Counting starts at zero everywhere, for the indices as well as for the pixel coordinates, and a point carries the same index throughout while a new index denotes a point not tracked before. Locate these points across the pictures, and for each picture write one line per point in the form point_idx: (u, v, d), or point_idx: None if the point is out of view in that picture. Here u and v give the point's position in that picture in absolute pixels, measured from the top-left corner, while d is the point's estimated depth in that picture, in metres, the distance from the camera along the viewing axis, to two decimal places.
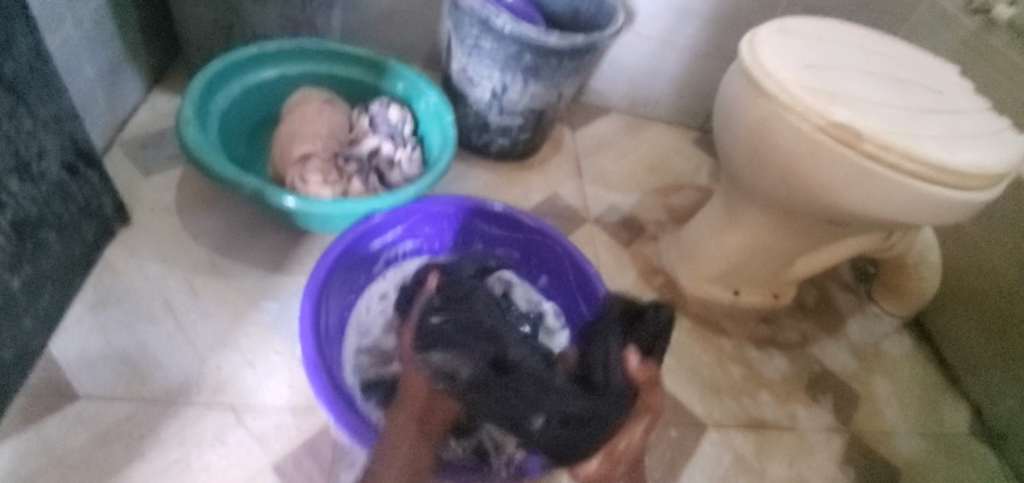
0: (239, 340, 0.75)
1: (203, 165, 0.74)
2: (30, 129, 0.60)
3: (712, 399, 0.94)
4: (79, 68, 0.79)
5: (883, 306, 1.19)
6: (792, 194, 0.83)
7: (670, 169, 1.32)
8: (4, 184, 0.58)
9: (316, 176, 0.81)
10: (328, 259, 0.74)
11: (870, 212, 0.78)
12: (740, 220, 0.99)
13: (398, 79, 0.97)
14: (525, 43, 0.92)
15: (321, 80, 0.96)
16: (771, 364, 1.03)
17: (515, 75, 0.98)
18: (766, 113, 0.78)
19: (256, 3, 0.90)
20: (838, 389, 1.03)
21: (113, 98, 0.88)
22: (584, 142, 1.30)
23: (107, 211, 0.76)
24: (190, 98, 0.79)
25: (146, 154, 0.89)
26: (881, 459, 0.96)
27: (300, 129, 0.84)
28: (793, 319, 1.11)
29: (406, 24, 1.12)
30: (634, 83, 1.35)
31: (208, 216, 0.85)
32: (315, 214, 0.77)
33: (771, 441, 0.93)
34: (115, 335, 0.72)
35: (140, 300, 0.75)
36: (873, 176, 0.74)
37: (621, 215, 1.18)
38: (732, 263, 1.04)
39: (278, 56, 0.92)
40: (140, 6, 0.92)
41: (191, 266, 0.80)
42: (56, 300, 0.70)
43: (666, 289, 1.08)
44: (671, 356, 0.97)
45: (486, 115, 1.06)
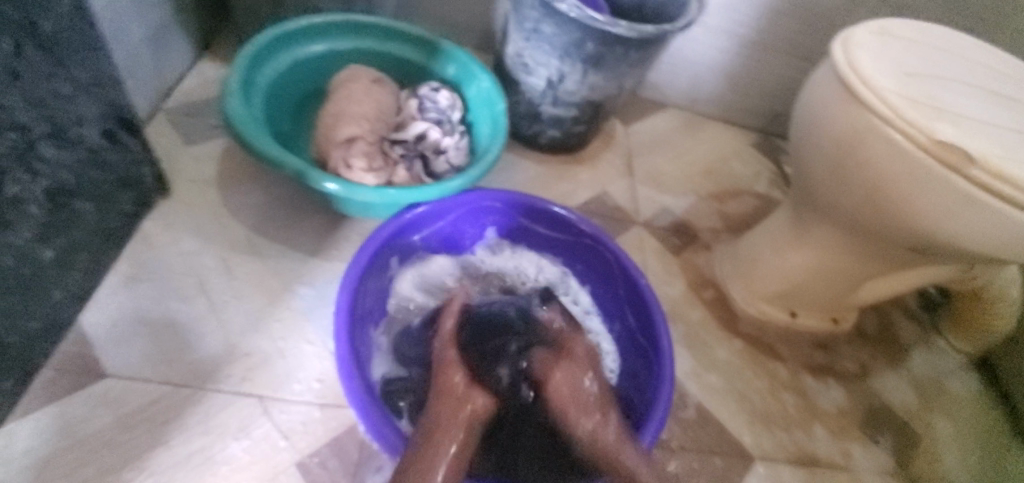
0: (270, 326, 0.72)
1: (244, 140, 0.70)
2: (67, 94, 0.57)
3: (761, 429, 0.87)
4: (126, 31, 0.76)
5: (949, 340, 1.09)
6: (875, 217, 0.74)
7: (727, 173, 1.23)
8: (39, 150, 0.55)
9: (360, 160, 0.76)
10: (368, 250, 0.69)
11: (968, 244, 0.70)
12: (807, 237, 0.91)
13: (450, 61, 0.92)
14: (590, 30, 0.84)
15: (371, 57, 0.92)
16: (826, 395, 0.95)
17: (574, 63, 0.91)
18: (857, 123, 0.69)
19: None
20: (896, 430, 0.95)
21: (160, 63, 0.85)
22: (638, 139, 1.22)
23: (146, 181, 0.74)
24: (237, 69, 0.75)
25: (190, 124, 0.87)
26: None
27: (346, 109, 0.80)
28: (851, 346, 1.03)
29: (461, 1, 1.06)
30: (696, 79, 1.27)
31: (247, 193, 0.82)
32: (356, 200, 0.73)
33: (822, 480, 0.85)
34: (146, 312, 0.70)
35: (173, 277, 0.73)
36: (981, 207, 0.65)
37: (672, 219, 1.10)
38: (791, 283, 0.96)
39: (327, 30, 0.88)
40: None
41: (226, 244, 0.77)
42: (89, 272, 0.68)
43: (715, 303, 1.01)
44: (720, 378, 0.91)
45: (539, 105, 1.00)
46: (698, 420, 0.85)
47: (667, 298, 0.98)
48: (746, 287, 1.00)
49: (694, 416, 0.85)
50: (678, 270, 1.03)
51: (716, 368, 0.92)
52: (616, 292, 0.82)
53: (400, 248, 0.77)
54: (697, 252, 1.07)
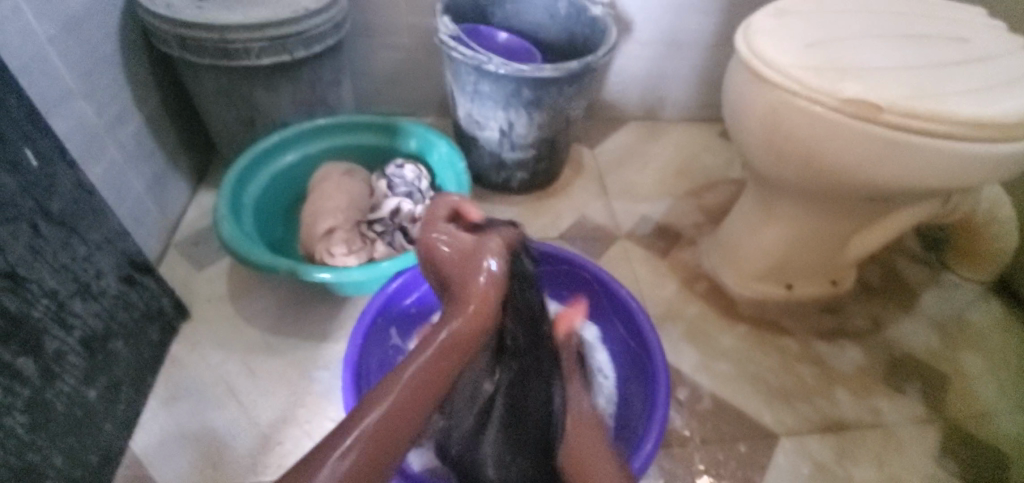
0: (296, 413, 0.79)
1: (241, 255, 0.78)
2: (85, 254, 0.67)
3: (782, 406, 0.88)
4: (127, 187, 0.88)
5: (959, 273, 1.09)
6: (819, 178, 0.79)
7: (699, 168, 1.28)
8: (68, 306, 0.65)
9: (341, 246, 0.85)
10: (364, 325, 0.76)
11: (908, 183, 0.74)
12: (776, 209, 0.95)
13: (410, 137, 1.02)
14: (520, 79, 0.92)
15: (340, 151, 1.02)
16: (841, 356, 0.96)
17: (518, 111, 0.99)
18: (773, 101, 0.75)
19: (268, 90, 0.94)
20: (922, 374, 0.94)
21: (162, 205, 0.97)
22: (605, 158, 1.29)
23: (167, 310, 0.83)
24: (224, 197, 0.85)
25: (198, 250, 0.98)
26: (984, 445, 0.87)
27: (321, 206, 0.89)
28: (857, 303, 1.04)
29: (413, 81, 1.17)
30: (647, 89, 1.34)
31: (258, 299, 0.91)
32: (348, 283, 0.80)
33: (854, 442, 0.85)
34: (187, 425, 0.77)
35: (204, 388, 0.81)
36: (902, 147, 0.69)
37: (653, 225, 1.15)
38: (777, 257, 0.99)
39: (297, 140, 0.98)
40: (173, 119, 1.01)
41: (245, 348, 0.85)
42: (132, 402, 0.76)
43: (711, 293, 1.04)
44: (730, 364, 0.93)
45: (500, 153, 1.08)
46: (716, 410, 0.87)
47: (663, 301, 1.01)
48: (735, 272, 1.03)
49: (712, 406, 0.87)
50: (668, 270, 1.07)
51: (724, 356, 0.94)
52: (603, 306, 0.87)
53: (395, 318, 0.84)
54: (684, 249, 1.11)
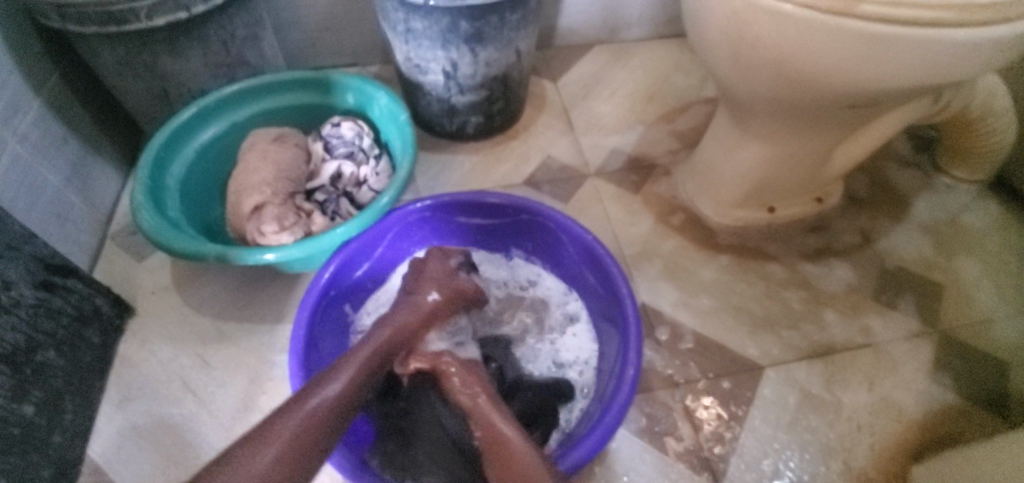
0: (257, 400, 0.76)
1: (163, 245, 0.72)
2: None
3: (766, 336, 0.84)
4: (41, 181, 0.80)
5: (953, 174, 1.03)
6: (793, 87, 0.70)
7: (672, 90, 1.18)
8: None
9: (272, 223, 0.77)
10: (308, 306, 0.71)
11: (894, 84, 0.65)
12: (750, 128, 0.86)
13: (346, 91, 0.92)
14: (454, 10, 0.82)
15: (272, 115, 0.93)
16: (828, 276, 0.91)
17: (460, 48, 0.88)
18: (735, 4, 0.65)
19: (176, 57, 0.84)
20: (914, 286, 0.90)
21: (90, 197, 0.90)
22: (570, 89, 1.18)
23: (105, 311, 0.78)
24: (141, 182, 0.77)
25: (136, 240, 0.91)
26: (980, 352, 0.83)
27: (247, 180, 0.81)
28: (845, 218, 0.98)
29: (346, 27, 1.06)
30: (609, 8, 1.21)
31: (205, 286, 0.85)
32: (293, 261, 0.74)
33: (843, 366, 0.81)
34: (143, 425, 0.74)
35: (157, 385, 0.77)
36: (889, 43, 0.60)
37: (625, 157, 1.07)
38: (755, 179, 0.92)
39: (220, 109, 0.89)
40: (83, 100, 0.91)
41: (198, 339, 0.81)
42: (81, 409, 0.73)
43: (690, 224, 0.97)
44: (712, 298, 0.88)
45: (449, 98, 0.98)
46: (698, 348, 0.82)
47: (638, 238, 0.95)
48: (714, 200, 0.97)
49: (694, 345, 0.82)
50: (642, 205, 1.00)
51: (706, 290, 0.88)
52: (569, 254, 0.82)
53: (347, 291, 0.79)
54: (659, 180, 1.03)
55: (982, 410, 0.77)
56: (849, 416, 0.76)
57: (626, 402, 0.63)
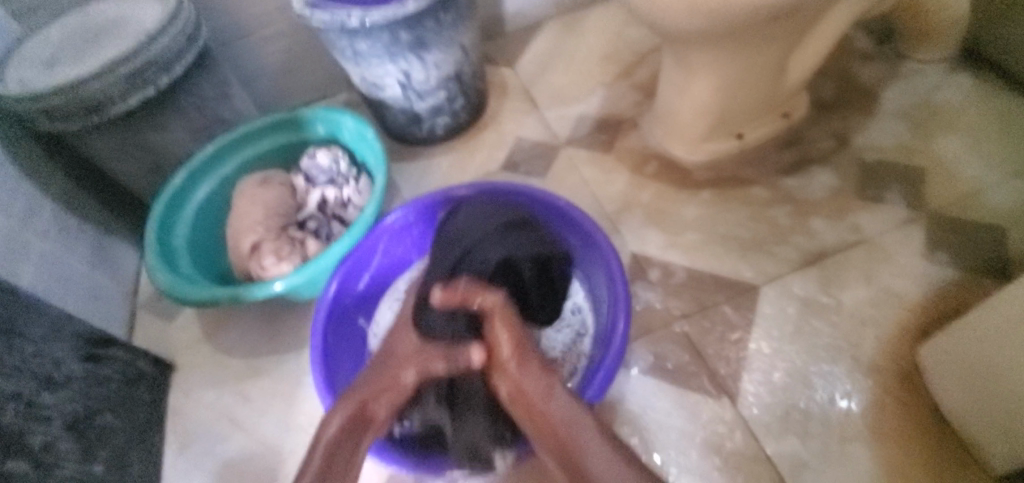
0: (298, 419, 0.83)
1: (183, 299, 0.79)
2: (31, 350, 0.68)
3: (757, 256, 0.86)
4: (69, 269, 0.89)
5: (918, 57, 1.02)
6: (713, 13, 0.73)
7: (627, 45, 1.20)
8: (36, 401, 0.67)
9: (271, 257, 0.83)
10: (319, 325, 0.77)
11: None
12: (695, 63, 0.89)
13: (315, 123, 0.99)
14: (391, 24, 0.86)
15: (254, 162, 0.99)
16: (810, 185, 0.92)
17: (407, 57, 0.93)
18: None
19: (156, 130, 0.91)
20: (898, 176, 0.90)
21: (112, 274, 0.98)
22: (529, 69, 1.21)
23: (148, 371, 0.86)
24: (151, 249, 0.84)
25: (163, 304, 0.99)
26: (973, 224, 0.84)
27: (242, 224, 0.87)
28: (817, 126, 0.99)
29: (305, 64, 1.12)
30: None
31: (231, 330, 0.93)
32: (299, 287, 0.81)
33: (836, 267, 0.83)
34: (205, 464, 0.81)
35: (209, 426, 0.84)
36: None
37: (593, 120, 1.10)
38: (716, 110, 0.94)
39: (206, 168, 0.96)
40: (87, 189, 1.00)
41: (235, 378, 0.88)
42: (147, 460, 0.80)
43: (666, 169, 0.99)
44: (699, 232, 0.90)
45: (412, 107, 1.03)
46: (693, 281, 0.85)
47: (618, 193, 0.98)
48: (683, 140, 0.99)
49: (689, 279, 0.85)
50: (617, 161, 1.02)
51: (691, 227, 0.91)
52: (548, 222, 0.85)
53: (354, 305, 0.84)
54: (629, 134, 1.06)
55: (979, 278, 0.80)
56: (851, 314, 0.79)
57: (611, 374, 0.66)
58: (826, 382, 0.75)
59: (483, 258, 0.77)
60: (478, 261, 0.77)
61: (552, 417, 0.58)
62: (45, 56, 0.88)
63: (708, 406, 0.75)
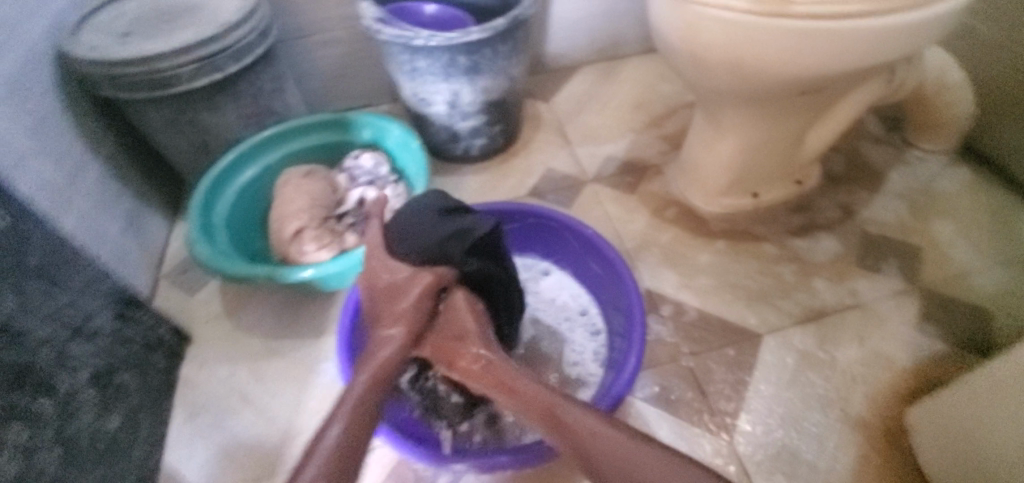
0: (308, 404, 0.85)
1: (221, 272, 0.82)
2: (72, 299, 0.71)
3: (763, 307, 0.91)
4: (107, 231, 0.92)
5: (924, 146, 1.11)
6: (751, 80, 0.80)
7: (656, 99, 1.29)
8: (69, 348, 0.69)
9: (312, 244, 0.88)
10: (349, 312, 0.79)
11: (836, 69, 0.76)
12: (723, 123, 0.96)
13: (362, 127, 1.04)
14: (452, 47, 0.93)
15: (298, 154, 1.04)
16: (817, 248, 0.99)
17: (460, 79, 1.00)
18: (692, 17, 0.75)
19: (215, 112, 0.96)
20: (896, 251, 0.97)
21: (144, 242, 1.01)
22: (563, 107, 1.29)
23: (167, 338, 0.88)
24: (193, 222, 0.88)
25: (187, 277, 1.02)
26: (963, 304, 0.90)
27: (286, 209, 0.91)
28: (826, 195, 1.06)
29: (356, 72, 1.19)
30: (591, 32, 1.33)
31: (252, 310, 0.96)
32: (331, 276, 0.84)
33: (836, 327, 0.89)
34: (211, 436, 0.83)
35: (219, 400, 0.86)
36: (822, 33, 0.71)
37: (618, 163, 1.16)
38: (737, 168, 1.01)
39: (254, 153, 1.01)
40: (132, 158, 1.04)
41: (251, 357, 0.90)
42: (154, 424, 0.82)
43: (682, 216, 1.06)
44: (709, 277, 0.96)
45: (453, 126, 1.09)
46: (701, 322, 0.90)
47: (636, 232, 1.04)
48: (703, 190, 1.05)
49: (697, 319, 0.91)
50: (637, 203, 1.09)
51: (703, 272, 0.97)
52: (575, 250, 0.90)
53: None
54: (651, 179, 1.13)
55: (966, 354, 0.85)
56: (845, 371, 0.84)
57: (632, 380, 0.70)
58: (817, 431, 0.79)
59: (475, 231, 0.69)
60: (471, 231, 0.69)
61: (564, 416, 0.55)
62: (120, 28, 0.93)
63: (705, 440, 0.79)
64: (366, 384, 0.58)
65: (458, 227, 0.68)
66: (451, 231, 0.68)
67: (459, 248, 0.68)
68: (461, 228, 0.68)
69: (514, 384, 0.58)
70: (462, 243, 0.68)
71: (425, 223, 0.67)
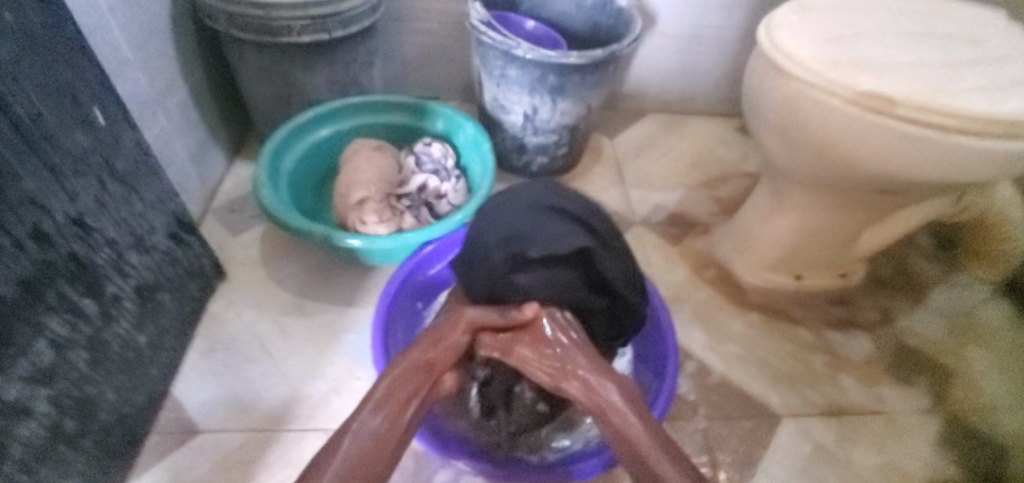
0: (325, 370, 0.85)
1: (280, 221, 0.83)
2: (141, 211, 0.73)
3: (786, 389, 0.91)
4: (175, 155, 0.94)
5: (971, 272, 1.11)
6: (831, 168, 0.82)
7: (715, 161, 1.30)
8: (125, 257, 0.71)
9: (372, 216, 0.90)
10: (390, 289, 0.81)
11: (920, 180, 0.77)
12: (787, 202, 0.97)
13: (438, 117, 1.06)
14: (547, 65, 0.96)
15: (371, 128, 1.06)
16: (850, 345, 0.99)
17: (543, 96, 1.02)
18: (790, 94, 0.78)
19: (307, 70, 0.99)
20: (928, 368, 0.97)
21: (203, 173, 1.03)
22: (625, 147, 1.31)
23: (207, 271, 0.89)
24: (264, 167, 0.90)
25: (233, 217, 1.03)
26: (986, 437, 0.89)
27: (354, 177, 0.94)
28: (867, 296, 1.07)
29: (440, 65, 1.22)
30: (667, 82, 1.36)
31: (289, 265, 0.97)
32: (378, 251, 0.85)
33: (854, 426, 0.89)
34: (225, 376, 0.83)
35: (240, 343, 0.87)
36: (919, 140, 0.72)
37: (668, 213, 1.18)
38: (788, 248, 1.01)
39: (331, 117, 1.03)
40: (214, 92, 1.06)
41: (279, 309, 0.91)
42: (174, 351, 0.82)
43: (721, 280, 1.06)
44: (738, 346, 0.96)
45: (522, 138, 1.12)
46: (722, 388, 0.90)
47: (673, 284, 1.04)
48: (747, 261, 1.06)
49: (718, 384, 0.91)
50: (680, 256, 1.10)
51: (733, 340, 0.97)
52: None
53: (417, 288, 0.87)
54: (697, 237, 1.14)
55: None
56: (857, 473, 0.84)
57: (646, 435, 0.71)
58: None
59: (545, 238, 0.63)
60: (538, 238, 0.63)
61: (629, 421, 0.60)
62: None
63: None
64: (392, 388, 0.62)
65: (522, 231, 0.64)
66: (500, 259, 0.65)
67: (530, 254, 0.63)
68: (509, 251, 0.64)
69: (586, 390, 0.63)
70: (528, 249, 0.63)
71: (479, 253, 0.67)
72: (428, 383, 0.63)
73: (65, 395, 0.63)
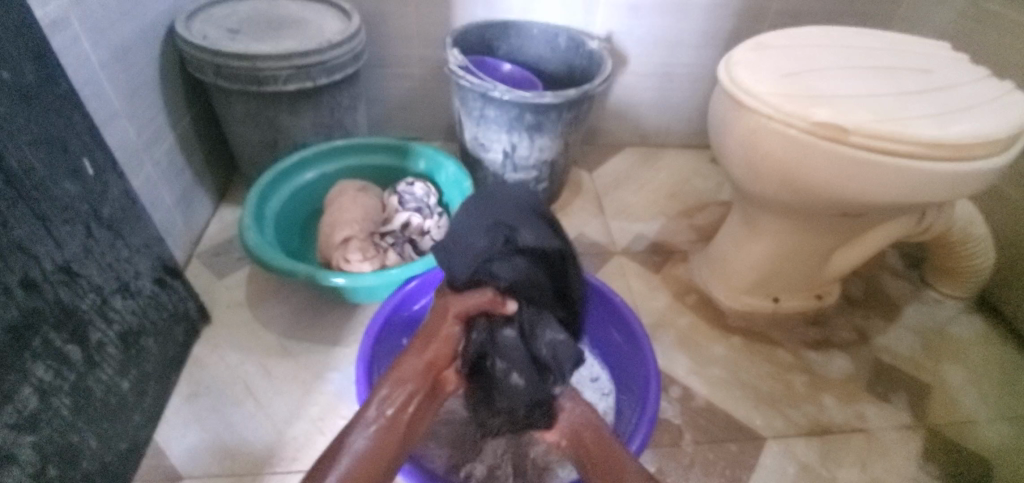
0: (310, 410, 0.85)
1: (264, 262, 0.85)
2: (126, 256, 0.74)
3: (770, 411, 0.92)
4: (162, 200, 0.95)
5: (942, 290, 1.15)
6: (795, 194, 0.86)
7: (691, 191, 1.35)
8: (110, 302, 0.71)
9: (357, 254, 0.92)
10: (376, 325, 0.81)
11: (878, 202, 0.81)
12: (759, 227, 1.01)
13: (420, 158, 1.10)
14: (524, 105, 1.00)
15: (355, 170, 1.10)
16: (829, 365, 1.01)
17: (521, 134, 1.06)
18: (751, 125, 0.82)
19: (292, 116, 1.03)
20: (906, 385, 0.99)
21: (189, 218, 1.05)
22: (603, 180, 1.35)
23: (191, 314, 0.90)
24: (250, 210, 0.92)
25: (219, 260, 1.05)
26: (968, 451, 0.90)
27: (339, 217, 0.96)
28: (843, 316, 1.09)
29: (423, 108, 1.27)
30: (642, 118, 1.42)
31: (274, 306, 0.98)
32: (362, 289, 0.86)
33: (838, 445, 0.89)
34: (208, 420, 0.83)
35: (223, 386, 0.87)
36: (872, 164, 0.76)
37: (648, 242, 1.21)
38: (763, 272, 1.04)
39: (316, 160, 1.06)
40: (201, 140, 1.10)
41: (263, 351, 0.91)
42: (157, 396, 0.82)
43: (701, 305, 1.09)
44: (720, 369, 0.98)
45: (503, 175, 1.15)
46: (707, 412, 0.91)
47: (655, 311, 1.07)
48: (725, 286, 1.09)
49: (703, 409, 0.91)
50: (660, 283, 1.12)
51: (716, 364, 0.98)
52: (598, 315, 0.93)
53: (402, 325, 0.87)
54: (677, 264, 1.17)
55: None
56: None
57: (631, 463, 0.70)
58: None
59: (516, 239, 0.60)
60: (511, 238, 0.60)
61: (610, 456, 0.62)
62: (230, 25, 1.01)
63: None
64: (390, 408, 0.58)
65: (494, 229, 0.60)
66: (485, 244, 0.59)
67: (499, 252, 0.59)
68: (496, 238, 0.59)
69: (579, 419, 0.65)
70: (493, 247, 0.59)
71: (463, 240, 0.61)
72: (421, 392, 0.59)
73: (49, 443, 0.63)
